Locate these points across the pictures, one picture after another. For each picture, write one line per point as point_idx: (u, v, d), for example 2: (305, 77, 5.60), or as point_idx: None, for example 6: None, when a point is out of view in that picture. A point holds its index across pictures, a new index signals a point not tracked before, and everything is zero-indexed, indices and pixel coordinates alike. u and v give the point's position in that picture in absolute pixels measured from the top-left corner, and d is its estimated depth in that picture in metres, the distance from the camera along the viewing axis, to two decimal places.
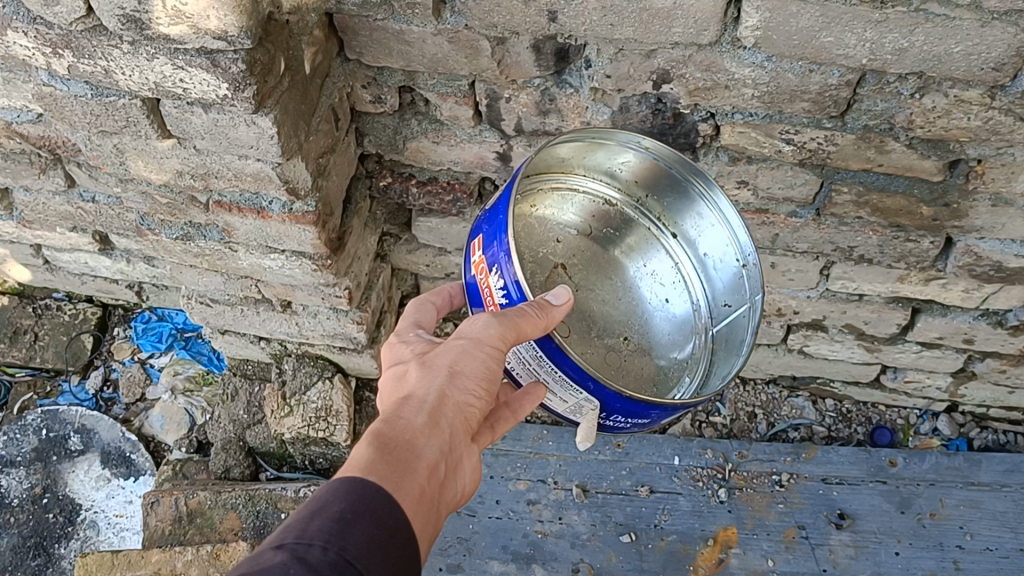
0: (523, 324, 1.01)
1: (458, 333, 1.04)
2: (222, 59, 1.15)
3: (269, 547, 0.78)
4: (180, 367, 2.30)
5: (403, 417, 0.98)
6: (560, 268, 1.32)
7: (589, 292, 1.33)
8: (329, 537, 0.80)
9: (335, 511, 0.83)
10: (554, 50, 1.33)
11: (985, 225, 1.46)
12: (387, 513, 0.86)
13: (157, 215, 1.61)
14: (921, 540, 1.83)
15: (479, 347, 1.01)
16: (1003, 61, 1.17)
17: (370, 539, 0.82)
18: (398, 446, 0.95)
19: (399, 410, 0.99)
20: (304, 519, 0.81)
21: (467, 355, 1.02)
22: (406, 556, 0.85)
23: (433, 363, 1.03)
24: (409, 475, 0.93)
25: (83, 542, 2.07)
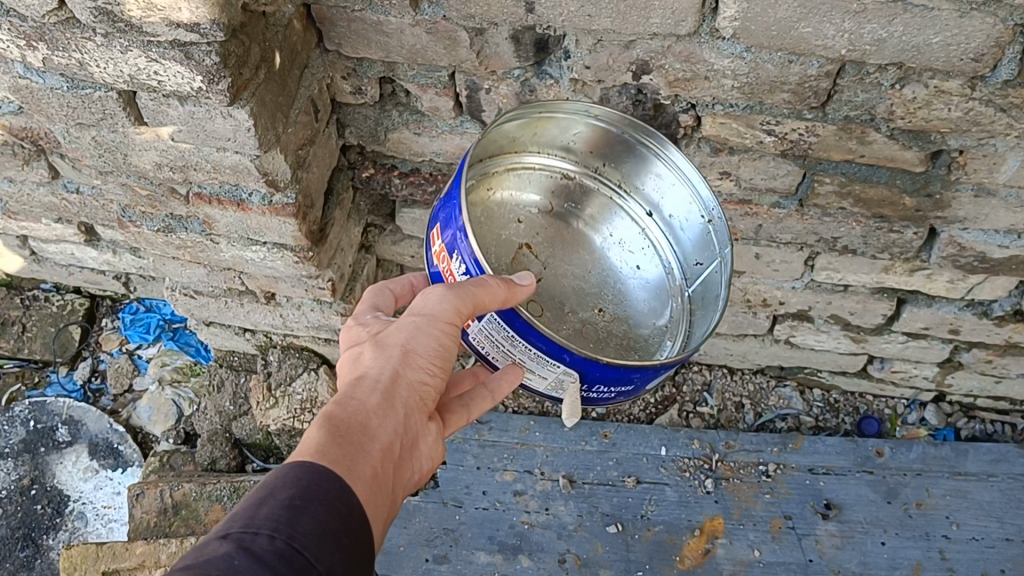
0: (478, 296, 1.04)
1: (411, 311, 1.08)
2: (196, 52, 1.15)
3: (215, 537, 0.79)
4: (168, 359, 2.28)
5: (357, 398, 1.02)
6: (526, 248, 1.33)
7: (559, 268, 1.34)
8: (277, 526, 0.81)
9: (284, 498, 0.84)
10: (533, 41, 1.33)
11: (968, 216, 1.46)
12: (337, 498, 0.88)
13: (138, 207, 1.60)
14: (907, 530, 1.83)
15: (433, 324, 1.06)
16: (982, 52, 1.16)
17: (320, 525, 0.84)
18: (353, 428, 0.99)
19: (352, 391, 1.03)
20: (252, 508, 0.83)
21: (422, 333, 1.06)
22: (357, 539, 0.87)
23: (387, 343, 1.07)
24: (363, 456, 0.97)
25: (71, 533, 2.07)
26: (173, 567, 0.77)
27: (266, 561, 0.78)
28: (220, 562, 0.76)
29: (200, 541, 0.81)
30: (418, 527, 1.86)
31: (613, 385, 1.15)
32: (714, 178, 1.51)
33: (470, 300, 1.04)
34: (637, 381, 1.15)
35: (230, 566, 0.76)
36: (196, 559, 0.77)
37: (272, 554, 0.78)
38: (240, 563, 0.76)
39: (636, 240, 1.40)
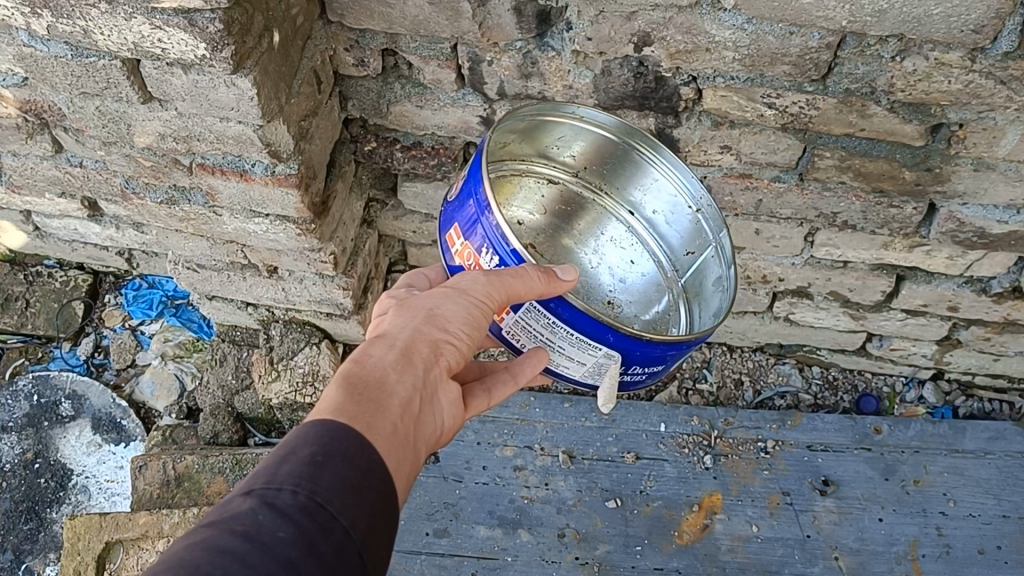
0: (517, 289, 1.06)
1: (446, 285, 1.10)
2: (200, 19, 1.15)
3: (239, 493, 0.81)
4: (171, 334, 2.29)
5: (374, 355, 1.01)
6: (530, 248, 1.43)
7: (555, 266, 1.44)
8: (300, 481, 0.82)
9: (305, 455, 0.85)
10: (535, 12, 1.33)
11: (968, 190, 1.46)
12: (359, 454, 0.88)
13: (142, 179, 1.61)
14: (904, 506, 1.84)
15: (463, 294, 1.07)
16: (983, 23, 1.16)
17: (342, 479, 0.84)
18: (372, 379, 0.97)
19: (372, 347, 1.02)
20: (274, 466, 0.83)
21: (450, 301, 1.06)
22: (381, 495, 0.87)
23: (412, 306, 1.08)
24: (382, 407, 0.95)
25: (74, 506, 2.09)
26: (199, 525, 0.79)
27: (289, 516, 0.78)
28: (244, 518, 0.78)
29: (225, 499, 0.82)
30: (418, 500, 1.87)
31: (643, 368, 1.19)
32: (714, 152, 1.52)
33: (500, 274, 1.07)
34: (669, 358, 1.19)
35: (253, 522, 0.77)
36: (219, 518, 0.78)
37: (294, 509, 0.79)
38: (263, 519, 0.77)
39: (625, 240, 1.47)
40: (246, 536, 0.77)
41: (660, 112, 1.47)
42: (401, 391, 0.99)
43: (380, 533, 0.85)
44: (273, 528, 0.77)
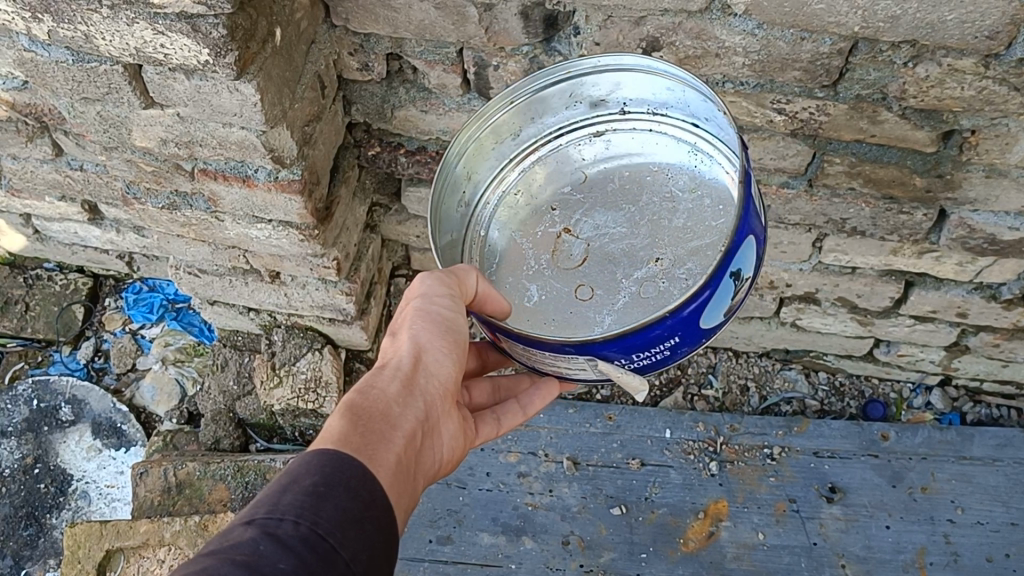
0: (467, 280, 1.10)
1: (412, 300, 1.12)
2: (203, 24, 1.14)
3: (239, 522, 0.80)
4: (171, 338, 2.26)
5: (377, 387, 1.03)
6: (565, 233, 1.25)
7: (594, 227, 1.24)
8: (301, 512, 0.81)
9: (308, 485, 0.84)
10: (542, 17, 1.32)
11: (979, 197, 1.45)
12: (359, 484, 0.88)
13: (143, 184, 1.59)
14: (911, 514, 1.81)
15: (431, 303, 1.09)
16: (997, 30, 1.15)
17: (342, 510, 0.83)
18: (376, 412, 0.99)
19: (373, 379, 1.04)
20: (276, 494, 0.83)
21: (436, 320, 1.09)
22: (381, 526, 0.87)
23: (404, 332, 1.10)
24: (386, 437, 0.97)
25: (74, 512, 2.07)
26: (199, 553, 0.77)
27: (290, 548, 0.77)
28: (245, 548, 0.76)
29: (225, 528, 0.81)
30: (420, 508, 1.85)
31: (654, 350, 1.07)
32: None
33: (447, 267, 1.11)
34: (675, 334, 1.05)
35: (254, 552, 0.76)
36: (218, 545, 0.77)
37: (295, 539, 0.78)
38: (264, 548, 0.76)
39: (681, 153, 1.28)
40: (246, 566, 0.75)
41: None
42: (404, 421, 1.01)
43: (379, 565, 0.85)
44: (274, 559, 0.76)
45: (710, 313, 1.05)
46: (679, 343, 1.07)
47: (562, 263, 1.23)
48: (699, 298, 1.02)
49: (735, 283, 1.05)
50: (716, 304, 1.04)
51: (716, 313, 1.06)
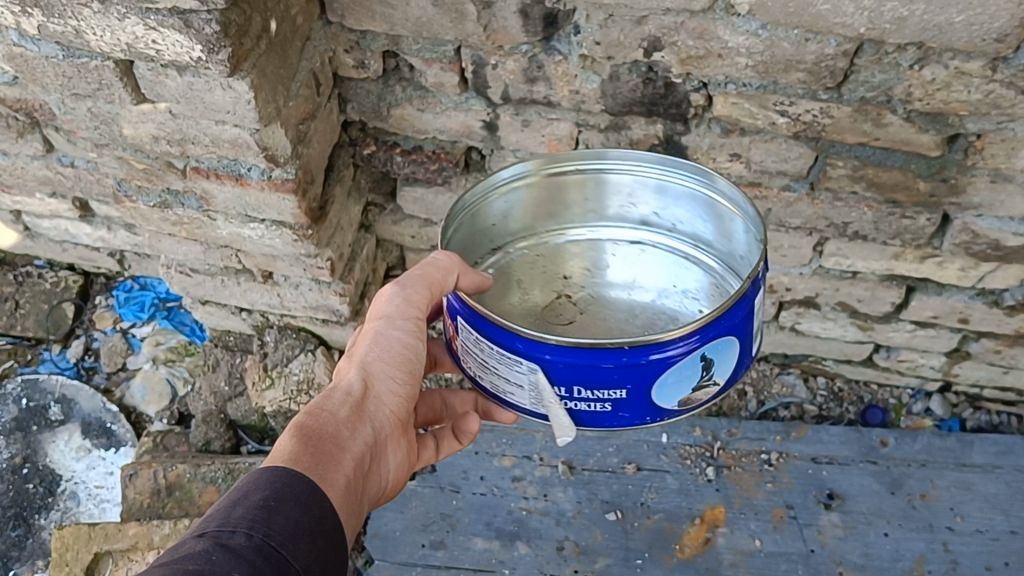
0: (428, 275, 1.10)
1: (371, 318, 1.16)
2: (196, 20, 1.11)
3: (191, 535, 0.85)
4: (162, 338, 2.25)
5: (326, 409, 1.10)
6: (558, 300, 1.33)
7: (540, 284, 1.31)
8: (251, 525, 0.86)
9: (258, 500, 0.90)
10: (542, 15, 1.30)
11: (984, 202, 1.42)
12: (311, 500, 0.94)
13: (134, 181, 1.56)
14: (910, 521, 1.78)
15: (393, 326, 1.14)
16: (1006, 32, 1.13)
17: (293, 523, 0.89)
18: (325, 436, 1.06)
19: (324, 401, 1.11)
20: (228, 509, 0.89)
21: (385, 338, 1.14)
22: (330, 539, 0.93)
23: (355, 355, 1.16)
24: (337, 460, 1.04)
25: (63, 513, 2.03)
26: (154, 565, 0.82)
27: (241, 555, 0.83)
28: (198, 557, 0.81)
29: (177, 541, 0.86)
30: (414, 511, 1.84)
31: (598, 390, 1.03)
32: (724, 160, 1.48)
33: (422, 282, 1.10)
34: (620, 382, 1.02)
35: (207, 561, 0.81)
36: (172, 556, 0.82)
37: (248, 548, 0.84)
38: (216, 558, 0.81)
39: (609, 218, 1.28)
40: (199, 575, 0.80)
41: (669, 118, 1.43)
42: (352, 444, 1.08)
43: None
44: (226, 569, 0.81)
45: (663, 384, 1.03)
46: (619, 402, 1.05)
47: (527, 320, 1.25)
48: (674, 350, 1.00)
49: (706, 370, 1.04)
50: (679, 375, 1.03)
51: (671, 389, 1.04)
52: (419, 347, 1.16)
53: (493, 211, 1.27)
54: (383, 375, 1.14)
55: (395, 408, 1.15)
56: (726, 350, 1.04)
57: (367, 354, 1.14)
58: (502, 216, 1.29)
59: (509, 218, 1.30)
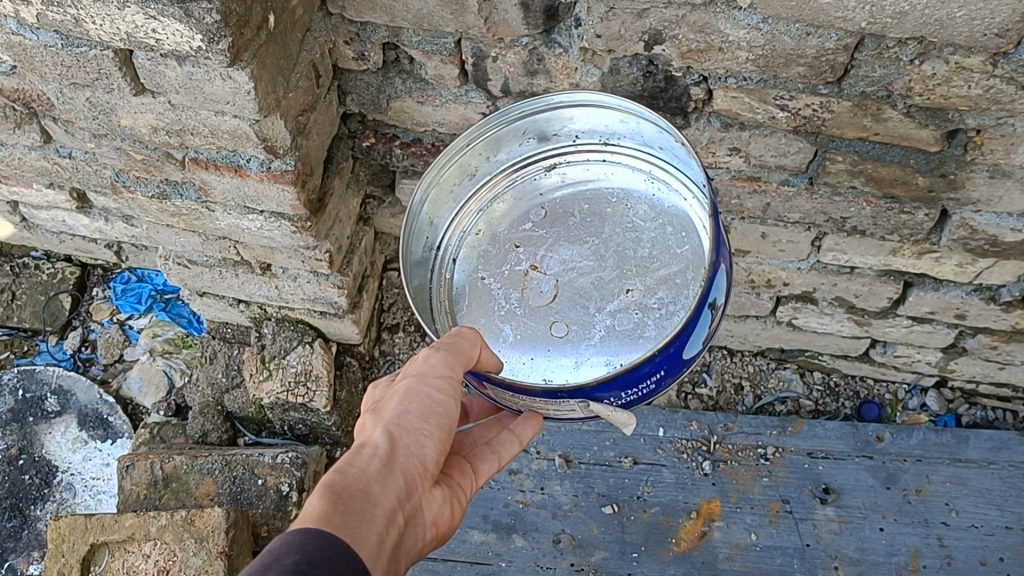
0: (462, 345, 1.09)
1: (404, 378, 1.10)
2: (196, 9, 1.10)
3: None
4: (159, 330, 2.23)
5: (356, 465, 1.01)
6: (534, 270, 1.30)
7: (550, 250, 1.31)
8: None
9: (290, 563, 0.82)
10: (542, 8, 1.29)
11: (982, 197, 1.43)
12: (341, 562, 0.87)
13: (132, 172, 1.56)
14: (905, 516, 1.79)
15: (425, 381, 1.08)
16: (1007, 27, 1.13)
17: None
18: (355, 491, 0.98)
19: (353, 457, 1.03)
20: None
21: (416, 393, 1.07)
22: None
23: (384, 410, 1.08)
24: (368, 517, 0.96)
25: (60, 504, 2.04)
26: None
27: None
28: None
29: None
30: None
31: (639, 387, 1.09)
32: (723, 154, 1.48)
33: (451, 351, 1.08)
34: (654, 369, 1.08)
35: None
36: None
37: None
38: None
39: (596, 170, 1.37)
40: None
41: (669, 112, 1.44)
42: (385, 498, 1.00)
43: None
44: None
45: (692, 342, 1.10)
46: (663, 376, 1.10)
47: (532, 300, 1.28)
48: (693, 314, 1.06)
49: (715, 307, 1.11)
50: (702, 325, 1.10)
51: (697, 340, 1.11)
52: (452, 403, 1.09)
53: (445, 181, 1.34)
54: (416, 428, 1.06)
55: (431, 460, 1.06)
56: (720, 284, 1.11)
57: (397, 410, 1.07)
58: (446, 181, 1.34)
59: (455, 186, 1.37)
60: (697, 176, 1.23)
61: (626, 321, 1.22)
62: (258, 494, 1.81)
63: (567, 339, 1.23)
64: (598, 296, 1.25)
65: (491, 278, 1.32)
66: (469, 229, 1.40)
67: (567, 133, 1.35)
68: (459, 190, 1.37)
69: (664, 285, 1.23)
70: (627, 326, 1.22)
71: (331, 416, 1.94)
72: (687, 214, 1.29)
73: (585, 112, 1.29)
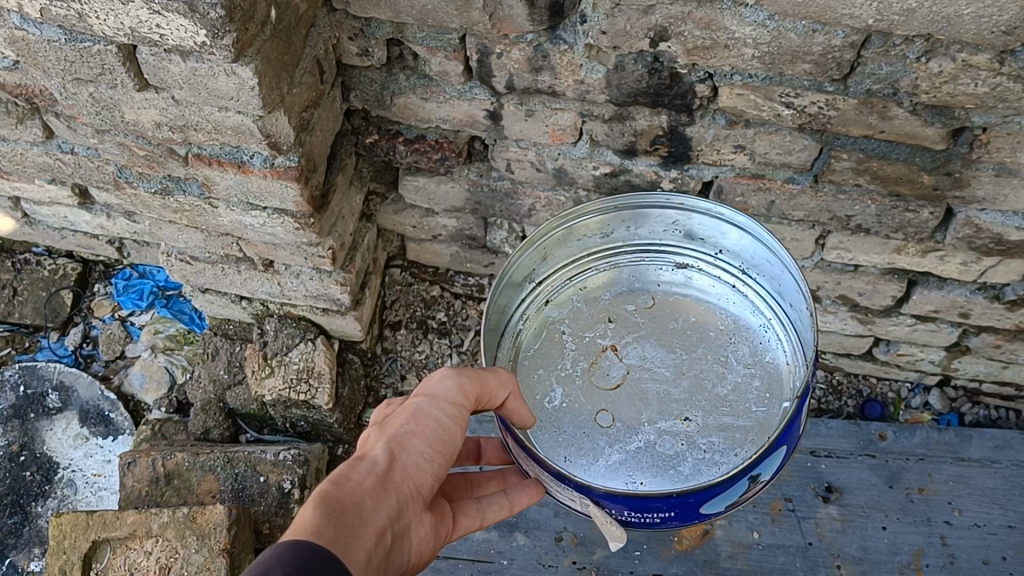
0: (488, 382, 1.12)
1: (412, 397, 1.12)
2: (201, 5, 1.10)
3: None
4: (161, 326, 2.23)
5: (353, 478, 1.02)
6: (609, 351, 1.35)
7: (625, 343, 1.36)
8: None
9: None
10: (548, 4, 1.29)
11: (987, 196, 1.42)
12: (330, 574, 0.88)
13: (135, 168, 1.56)
14: (908, 515, 1.78)
15: (434, 403, 1.10)
16: (1015, 25, 1.12)
17: None
18: (349, 504, 0.99)
19: (351, 470, 1.04)
20: None
21: (423, 414, 1.09)
22: None
23: (387, 426, 1.10)
24: (359, 533, 0.97)
25: (60, 501, 2.04)
26: None
27: None
28: None
29: None
30: None
31: (648, 514, 1.12)
32: (727, 152, 1.48)
33: (477, 386, 1.11)
34: (671, 506, 1.10)
35: None
36: None
37: None
38: None
39: (710, 286, 1.42)
40: None
41: (674, 109, 1.43)
42: (378, 516, 1.01)
43: None
44: None
45: (712, 502, 1.12)
46: (671, 517, 1.14)
47: (598, 380, 1.32)
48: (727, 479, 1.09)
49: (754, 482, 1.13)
50: (734, 492, 1.12)
51: (722, 501, 1.13)
52: (454, 429, 1.10)
53: (575, 237, 1.40)
54: (416, 449, 1.08)
55: (423, 483, 1.08)
56: (774, 462, 1.13)
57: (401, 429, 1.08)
58: (579, 231, 1.38)
59: (585, 237, 1.40)
60: (805, 348, 1.27)
61: (670, 446, 1.25)
62: (260, 491, 1.81)
63: (608, 433, 1.27)
64: (655, 403, 1.29)
65: (569, 338, 1.39)
66: (573, 273, 1.45)
67: (714, 244, 1.40)
68: (579, 245, 1.42)
69: (722, 431, 1.26)
70: (671, 448, 1.25)
71: (333, 413, 1.93)
72: (781, 377, 1.32)
73: (733, 233, 1.33)
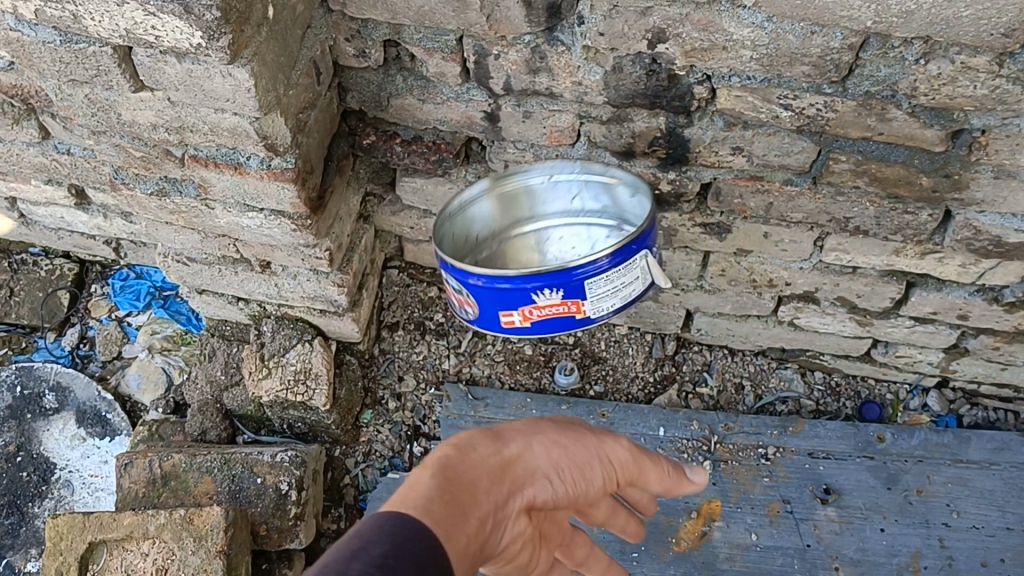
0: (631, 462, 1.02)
1: (541, 425, 1.03)
2: (196, 6, 1.09)
3: None
4: (157, 327, 2.22)
5: (465, 465, 0.91)
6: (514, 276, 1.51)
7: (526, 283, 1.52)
8: None
9: (378, 553, 0.71)
10: (545, 5, 1.28)
11: (986, 198, 1.42)
12: (433, 561, 0.75)
13: (131, 169, 1.55)
14: (907, 517, 1.78)
15: (558, 445, 1.00)
16: (1014, 27, 1.12)
17: None
18: (456, 484, 0.87)
19: (464, 456, 0.92)
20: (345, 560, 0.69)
21: (550, 447, 1.00)
22: None
23: (509, 435, 0.99)
24: (463, 517, 0.84)
25: (57, 501, 2.03)
26: None
27: None
28: None
29: None
30: None
31: None
32: (726, 153, 1.47)
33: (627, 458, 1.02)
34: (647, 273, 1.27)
35: None
36: None
37: None
38: None
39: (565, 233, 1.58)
40: None
41: (672, 111, 1.43)
42: (485, 507, 0.89)
43: None
44: None
45: None
46: None
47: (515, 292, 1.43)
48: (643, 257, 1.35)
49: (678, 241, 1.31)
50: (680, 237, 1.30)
51: None
52: (596, 460, 1.01)
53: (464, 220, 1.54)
54: (548, 456, 0.99)
55: (545, 498, 0.97)
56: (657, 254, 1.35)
57: (536, 435, 1.00)
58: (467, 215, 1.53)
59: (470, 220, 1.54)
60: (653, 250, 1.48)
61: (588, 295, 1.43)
62: (257, 492, 1.81)
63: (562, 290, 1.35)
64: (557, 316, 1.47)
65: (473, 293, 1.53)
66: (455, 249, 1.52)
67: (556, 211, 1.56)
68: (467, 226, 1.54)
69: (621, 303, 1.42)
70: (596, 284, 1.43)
71: (331, 415, 1.93)
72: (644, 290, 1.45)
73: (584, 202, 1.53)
